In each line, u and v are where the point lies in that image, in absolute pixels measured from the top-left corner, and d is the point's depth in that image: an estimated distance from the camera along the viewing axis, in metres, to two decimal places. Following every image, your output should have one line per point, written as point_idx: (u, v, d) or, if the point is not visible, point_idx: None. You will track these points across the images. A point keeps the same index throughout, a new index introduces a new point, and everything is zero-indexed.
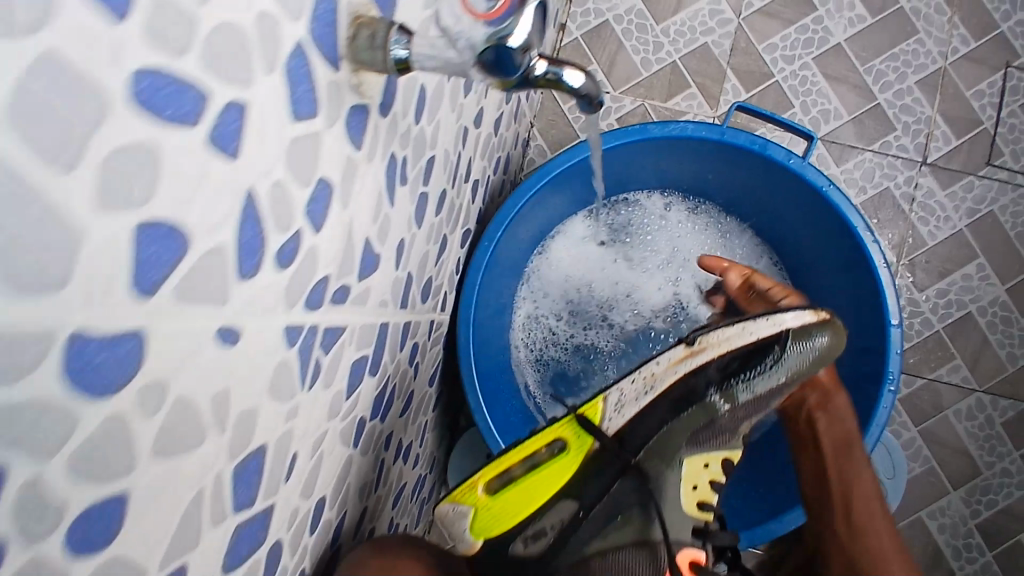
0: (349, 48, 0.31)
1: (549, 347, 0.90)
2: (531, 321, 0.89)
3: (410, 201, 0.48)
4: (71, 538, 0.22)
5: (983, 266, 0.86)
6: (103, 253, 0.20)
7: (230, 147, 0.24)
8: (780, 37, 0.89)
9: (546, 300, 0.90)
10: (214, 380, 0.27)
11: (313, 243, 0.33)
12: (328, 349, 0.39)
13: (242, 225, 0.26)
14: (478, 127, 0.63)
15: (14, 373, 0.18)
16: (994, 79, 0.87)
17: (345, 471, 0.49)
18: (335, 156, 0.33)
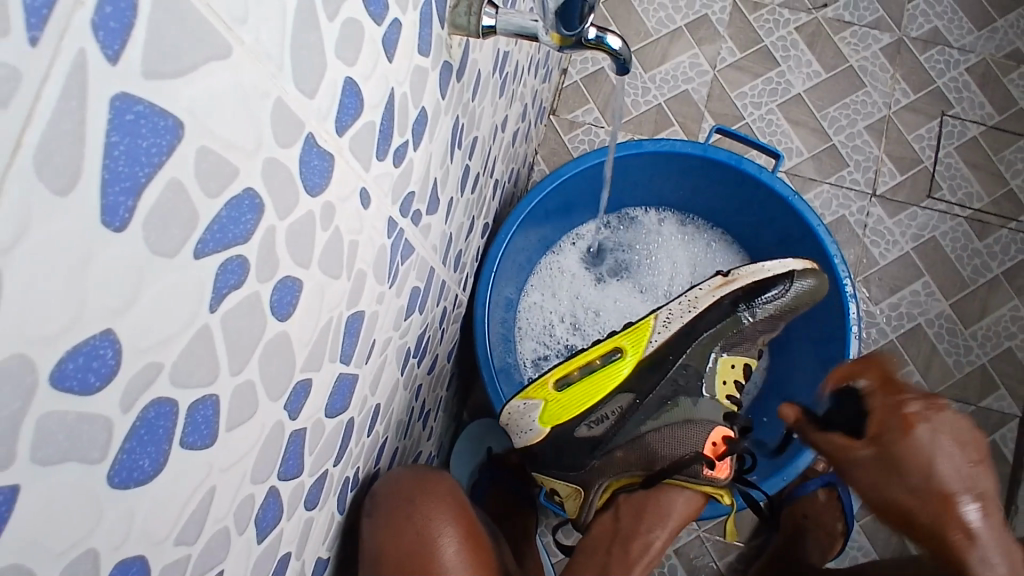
0: (451, 14, 0.42)
1: (552, 353, 0.93)
2: (535, 324, 0.94)
3: (461, 166, 0.58)
4: (274, 298, 0.29)
5: (928, 283, 1.00)
6: (331, 88, 0.29)
7: (390, 51, 0.34)
8: (749, 87, 1.05)
9: (550, 304, 0.94)
10: (352, 227, 0.36)
11: (411, 157, 0.42)
12: (403, 260, 0.47)
13: (383, 115, 0.36)
14: (503, 131, 0.74)
15: (286, 141, 0.27)
16: (932, 125, 1.04)
17: (392, 395, 0.56)
18: (431, 93, 0.43)
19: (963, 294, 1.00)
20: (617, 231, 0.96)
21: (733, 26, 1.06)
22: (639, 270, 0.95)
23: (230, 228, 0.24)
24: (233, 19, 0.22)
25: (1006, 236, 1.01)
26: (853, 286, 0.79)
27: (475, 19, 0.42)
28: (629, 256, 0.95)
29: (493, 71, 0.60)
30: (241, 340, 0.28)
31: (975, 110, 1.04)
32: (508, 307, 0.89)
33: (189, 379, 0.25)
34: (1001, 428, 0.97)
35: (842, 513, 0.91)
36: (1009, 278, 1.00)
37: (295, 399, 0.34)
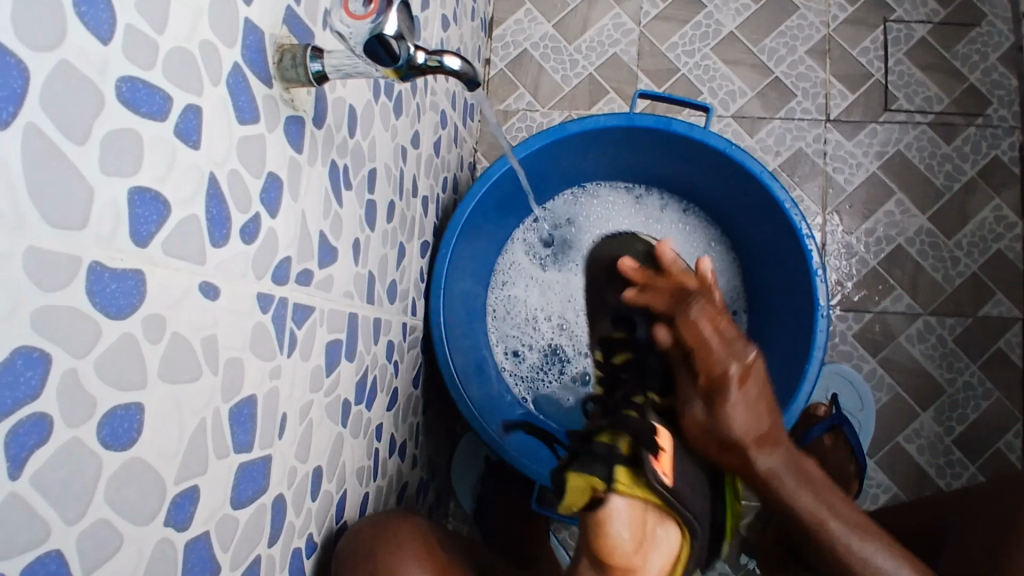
0: (276, 70, 0.40)
1: (526, 348, 0.93)
2: (512, 317, 0.93)
3: (358, 205, 0.56)
4: (102, 431, 0.28)
5: (901, 201, 0.96)
6: (111, 207, 0.28)
7: (192, 139, 0.33)
8: (678, 37, 1.01)
9: (528, 292, 0.93)
10: (202, 325, 0.35)
11: (272, 226, 0.41)
12: (301, 324, 0.46)
13: (209, 201, 0.35)
14: (417, 148, 0.72)
15: (57, 284, 0.26)
16: (875, 35, 0.99)
17: (338, 449, 0.55)
18: (279, 155, 0.41)
19: (939, 204, 0.96)
20: (605, 207, 0.93)
21: None
22: None
23: (7, 394, 0.24)
24: None
25: (974, 134, 0.96)
26: (809, 227, 0.77)
27: (303, 70, 0.40)
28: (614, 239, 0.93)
29: (377, 99, 0.58)
30: (69, 490, 0.27)
31: (919, 9, 0.99)
32: (475, 306, 0.89)
33: (12, 546, 0.25)
34: (1003, 334, 0.93)
35: (851, 452, 0.88)
36: (985, 177, 0.95)
37: (179, 510, 0.34)
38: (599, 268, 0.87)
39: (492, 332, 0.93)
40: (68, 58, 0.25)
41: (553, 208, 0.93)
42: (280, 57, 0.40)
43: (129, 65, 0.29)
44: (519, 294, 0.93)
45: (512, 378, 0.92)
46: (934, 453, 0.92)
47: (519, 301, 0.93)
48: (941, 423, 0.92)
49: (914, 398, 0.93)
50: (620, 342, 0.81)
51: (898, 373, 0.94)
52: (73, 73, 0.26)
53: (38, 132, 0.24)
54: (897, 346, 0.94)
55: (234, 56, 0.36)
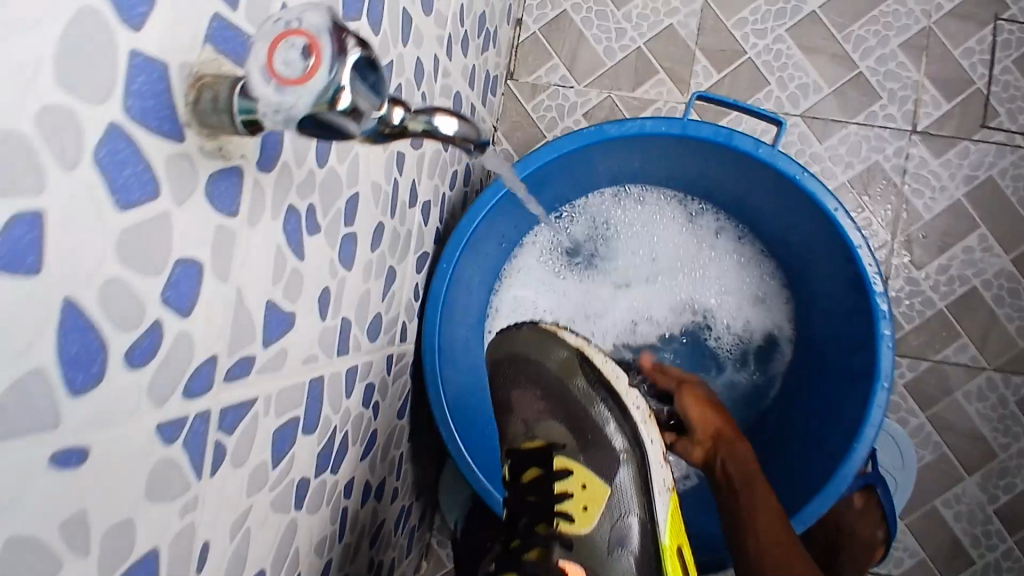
0: (192, 114, 0.28)
1: None
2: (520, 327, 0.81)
3: (329, 247, 0.44)
4: None
5: (984, 236, 0.82)
6: None
7: (25, 263, 0.22)
8: (749, 11, 0.84)
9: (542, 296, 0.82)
10: (57, 507, 0.25)
11: (184, 328, 0.30)
12: (232, 429, 0.35)
13: (63, 337, 0.24)
14: (419, 148, 0.59)
15: None
16: (984, 34, 0.82)
17: (289, 537, 0.46)
18: (198, 231, 0.30)
19: None
20: (646, 214, 0.81)
21: None
22: (658, 270, 0.81)
23: None
24: None
25: None
26: (883, 281, 0.64)
27: (229, 116, 0.28)
28: (649, 252, 0.81)
29: None
30: None
31: None
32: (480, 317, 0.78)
33: None
34: None
35: (883, 517, 0.79)
36: None
37: None
38: (498, 357, 0.66)
39: None
40: None
41: (587, 207, 0.81)
42: (197, 96, 0.27)
43: None
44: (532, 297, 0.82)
45: None
46: (972, 521, 0.83)
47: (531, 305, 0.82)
48: (985, 490, 0.82)
49: (960, 461, 0.83)
50: (531, 452, 0.63)
51: (949, 432, 0.83)
52: None
53: None
54: (951, 403, 0.83)
55: (109, 113, 0.24)
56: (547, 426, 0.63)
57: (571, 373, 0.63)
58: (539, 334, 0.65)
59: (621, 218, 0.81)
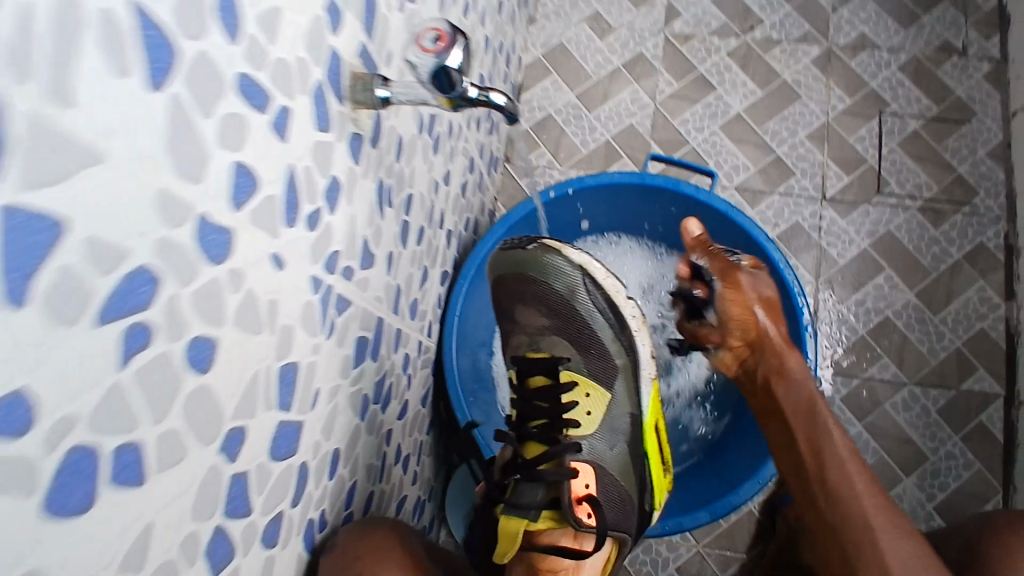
0: (349, 92, 0.48)
1: None
2: None
3: (395, 223, 0.63)
4: (188, 355, 0.34)
5: (889, 276, 1.03)
6: (218, 173, 0.34)
7: (283, 133, 0.40)
8: (690, 113, 1.10)
9: None
10: (269, 290, 0.41)
11: (329, 221, 0.48)
12: (340, 313, 0.52)
13: (287, 186, 0.41)
14: (447, 185, 0.80)
15: (179, 224, 0.32)
16: (872, 125, 1.08)
17: (354, 439, 0.60)
18: (342, 163, 0.48)
19: (926, 282, 1.02)
20: (624, 258, 1.00)
21: (668, 59, 1.13)
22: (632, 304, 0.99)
23: (128, 301, 0.30)
24: (107, 134, 0.27)
25: (961, 221, 1.04)
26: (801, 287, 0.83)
27: (371, 93, 0.48)
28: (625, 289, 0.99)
29: (420, 134, 0.66)
30: (162, 390, 0.33)
31: (912, 105, 1.09)
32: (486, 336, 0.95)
33: (109, 428, 0.30)
34: (984, 409, 0.97)
35: None
36: (970, 260, 1.02)
37: (229, 444, 0.40)
38: (505, 278, 0.77)
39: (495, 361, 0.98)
40: (213, 51, 0.32)
41: (576, 248, 1.00)
42: (354, 82, 0.48)
43: (249, 64, 0.35)
44: None
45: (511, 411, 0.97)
46: (916, 518, 0.95)
47: None
48: (923, 489, 0.95)
49: (898, 464, 0.97)
50: (541, 362, 0.77)
51: (884, 438, 0.98)
52: (213, 65, 0.33)
53: (187, 107, 0.31)
54: (883, 413, 0.98)
55: (320, 73, 0.43)
56: (550, 340, 0.77)
57: (574, 289, 0.75)
58: (544, 251, 0.75)
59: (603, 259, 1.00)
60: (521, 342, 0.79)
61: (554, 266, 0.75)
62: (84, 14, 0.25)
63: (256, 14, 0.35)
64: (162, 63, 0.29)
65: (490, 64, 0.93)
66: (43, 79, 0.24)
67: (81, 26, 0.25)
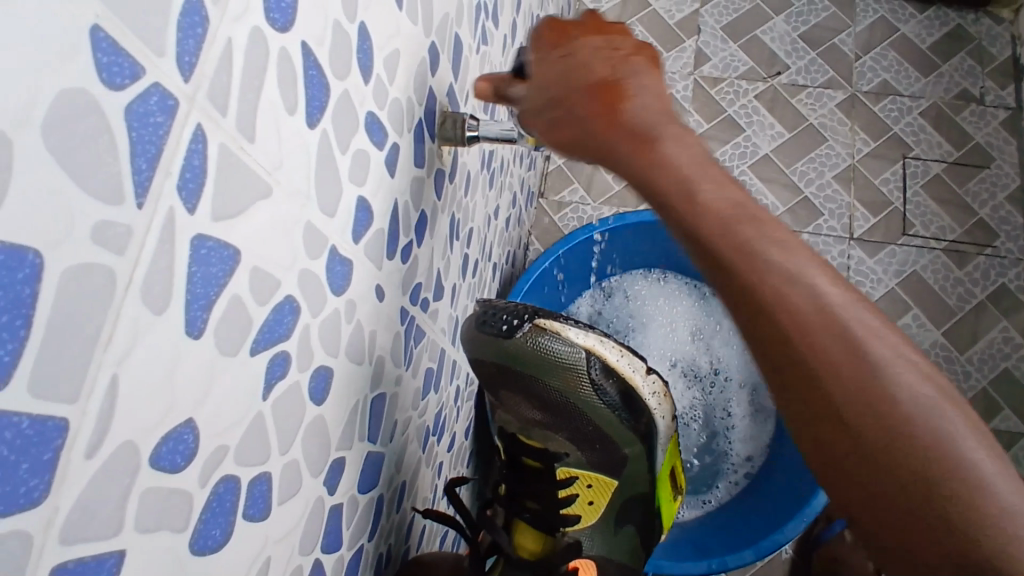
0: (440, 130, 0.50)
1: None
2: None
3: (459, 255, 0.64)
4: (312, 385, 0.35)
5: (917, 315, 1.04)
6: (346, 204, 0.36)
7: (392, 169, 0.41)
8: (719, 153, 1.13)
9: None
10: (372, 319, 0.41)
11: (416, 253, 0.49)
12: (416, 343, 0.52)
13: (390, 220, 0.42)
14: (496, 219, 0.81)
15: (314, 254, 0.33)
16: (896, 168, 1.11)
17: (416, 472, 0.60)
18: (428, 198, 0.50)
19: (953, 322, 1.04)
20: (670, 295, 1.03)
21: (697, 100, 1.16)
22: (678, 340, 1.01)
23: (274, 330, 0.30)
24: (270, 167, 0.28)
25: (984, 262, 1.06)
26: None
27: (460, 130, 0.50)
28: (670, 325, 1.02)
29: (482, 169, 0.68)
30: (287, 423, 0.33)
31: (934, 149, 1.12)
32: None
33: (249, 456, 0.30)
34: (1015, 449, 0.98)
35: None
36: (994, 301, 1.04)
37: (331, 476, 0.39)
38: (520, 358, 0.57)
39: None
40: (348, 90, 0.34)
41: (624, 280, 1.04)
42: (444, 121, 0.50)
43: (372, 103, 0.37)
44: None
45: None
46: None
47: None
48: None
49: None
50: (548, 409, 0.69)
51: None
52: (348, 102, 0.34)
53: (326, 138, 0.33)
54: None
55: (419, 113, 0.45)
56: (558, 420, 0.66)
57: (584, 390, 0.59)
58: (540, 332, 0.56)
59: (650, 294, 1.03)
60: (510, 421, 0.67)
61: (546, 352, 0.56)
62: (271, 50, 0.27)
63: (383, 57, 0.38)
64: (318, 99, 0.31)
65: None
66: (239, 108, 0.26)
67: (268, 60, 0.27)
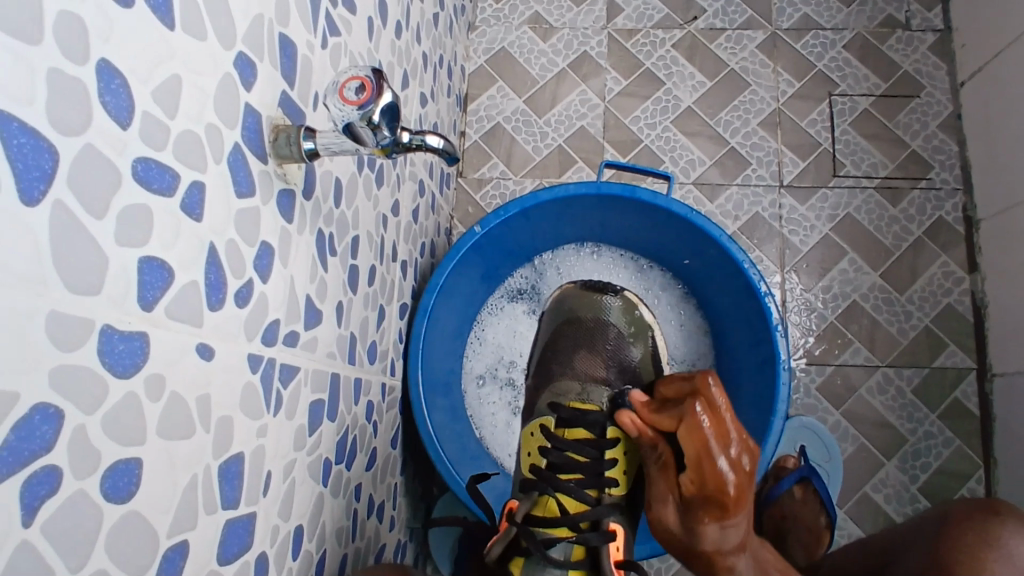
0: (272, 148, 0.44)
1: (497, 381, 0.97)
2: (492, 346, 0.98)
3: (342, 270, 0.59)
4: (105, 483, 0.31)
5: (854, 259, 1.02)
6: (120, 271, 0.31)
7: (196, 213, 0.36)
8: (641, 110, 1.08)
9: (511, 326, 0.99)
10: (197, 384, 0.37)
11: (263, 290, 0.44)
12: (287, 384, 0.48)
13: (208, 268, 0.37)
14: (397, 215, 0.76)
15: (71, 345, 0.28)
16: (822, 107, 1.07)
17: (319, 508, 0.56)
18: (271, 226, 0.44)
19: (890, 262, 1.02)
20: (606, 267, 0.99)
21: (613, 56, 1.10)
22: None
23: (24, 447, 0.26)
24: None
25: (918, 197, 1.04)
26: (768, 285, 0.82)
27: (296, 147, 0.44)
28: None
29: (360, 171, 0.62)
30: (76, 536, 0.29)
31: (860, 83, 1.08)
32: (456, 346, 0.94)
33: None
34: (960, 384, 0.97)
35: (822, 505, 0.91)
36: (930, 236, 1.02)
37: (169, 565, 0.36)
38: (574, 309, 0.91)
39: (468, 364, 0.98)
40: (95, 142, 0.29)
41: (557, 255, 0.99)
42: (275, 136, 0.44)
43: (144, 147, 0.32)
44: (505, 323, 0.99)
45: (479, 423, 0.96)
46: (902, 501, 0.95)
47: (504, 330, 0.99)
48: (905, 472, 0.96)
49: (878, 448, 0.97)
50: (581, 415, 0.78)
51: (862, 424, 0.97)
52: (96, 155, 0.29)
53: (63, 207, 0.27)
54: (859, 398, 0.98)
55: (234, 136, 0.40)
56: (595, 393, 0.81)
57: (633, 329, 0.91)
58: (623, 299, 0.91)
59: (585, 268, 0.99)
60: (568, 393, 0.81)
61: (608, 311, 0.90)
62: None
63: (150, 91, 0.32)
64: (37, 169, 0.26)
65: (431, 81, 0.89)
66: None
67: None
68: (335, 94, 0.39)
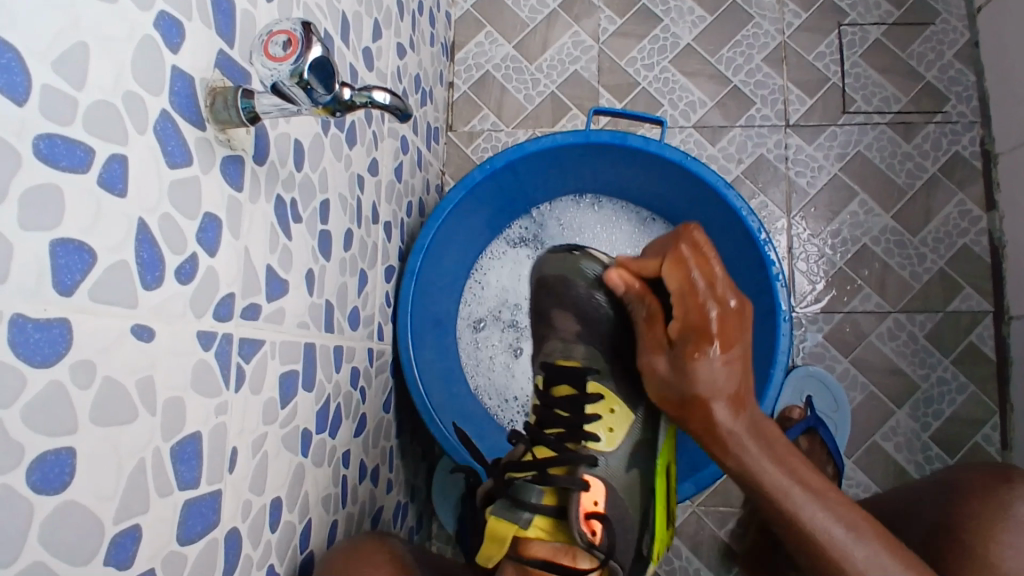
0: (209, 112, 0.41)
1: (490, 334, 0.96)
2: (486, 299, 0.96)
3: (310, 236, 0.57)
4: (33, 478, 0.30)
5: (864, 201, 0.97)
6: (30, 258, 0.29)
7: (118, 188, 0.34)
8: (637, 51, 1.02)
9: (505, 278, 0.96)
10: (137, 367, 0.36)
11: (211, 264, 0.42)
12: (249, 359, 0.46)
13: (138, 245, 0.36)
14: (376, 175, 0.73)
15: None
16: (831, 39, 1.01)
17: (300, 478, 0.56)
18: (216, 195, 0.42)
19: (903, 202, 0.97)
20: (605, 219, 0.96)
21: None
22: None
23: None
24: None
25: (934, 131, 0.97)
26: (768, 234, 0.77)
27: (235, 109, 0.41)
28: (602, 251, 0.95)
29: (327, 131, 0.59)
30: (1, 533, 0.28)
31: (872, 11, 1.01)
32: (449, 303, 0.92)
33: None
34: (974, 328, 0.94)
35: (829, 456, 0.87)
36: (946, 173, 0.97)
37: (121, 550, 0.35)
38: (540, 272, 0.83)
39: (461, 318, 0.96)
40: None
41: (554, 208, 0.96)
42: (212, 99, 0.41)
43: (46, 122, 0.30)
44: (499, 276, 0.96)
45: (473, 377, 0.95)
46: (912, 449, 0.92)
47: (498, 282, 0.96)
48: (916, 419, 0.93)
49: (887, 395, 0.94)
50: (569, 372, 0.77)
51: (871, 372, 0.94)
52: None
53: None
54: (868, 345, 0.95)
55: (161, 103, 0.37)
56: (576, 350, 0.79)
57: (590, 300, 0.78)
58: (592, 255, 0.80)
59: (582, 219, 0.96)
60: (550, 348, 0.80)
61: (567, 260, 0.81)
62: None
63: (49, 63, 0.30)
64: None
65: (410, 30, 0.85)
66: None
67: None
68: (263, 51, 0.37)
